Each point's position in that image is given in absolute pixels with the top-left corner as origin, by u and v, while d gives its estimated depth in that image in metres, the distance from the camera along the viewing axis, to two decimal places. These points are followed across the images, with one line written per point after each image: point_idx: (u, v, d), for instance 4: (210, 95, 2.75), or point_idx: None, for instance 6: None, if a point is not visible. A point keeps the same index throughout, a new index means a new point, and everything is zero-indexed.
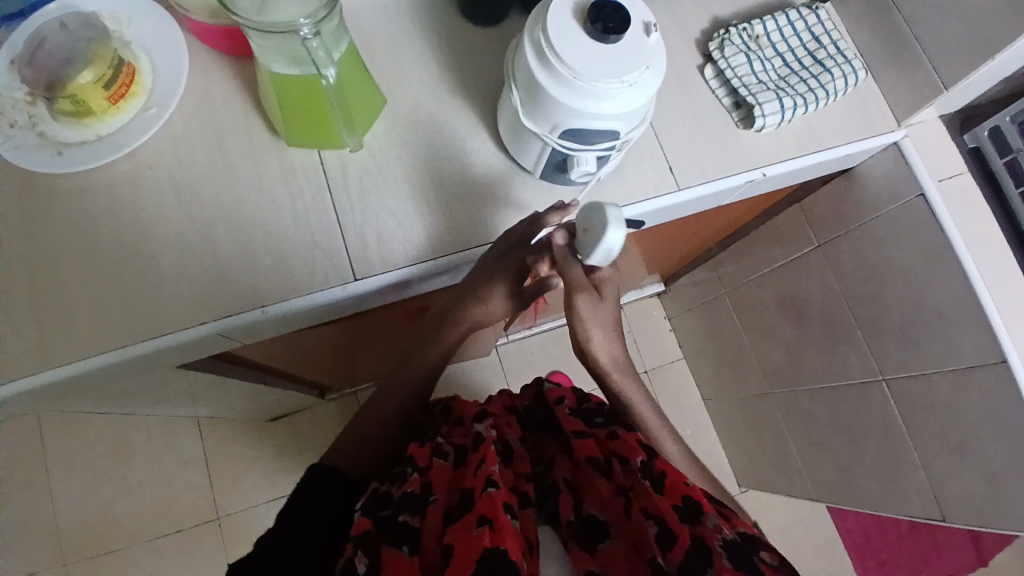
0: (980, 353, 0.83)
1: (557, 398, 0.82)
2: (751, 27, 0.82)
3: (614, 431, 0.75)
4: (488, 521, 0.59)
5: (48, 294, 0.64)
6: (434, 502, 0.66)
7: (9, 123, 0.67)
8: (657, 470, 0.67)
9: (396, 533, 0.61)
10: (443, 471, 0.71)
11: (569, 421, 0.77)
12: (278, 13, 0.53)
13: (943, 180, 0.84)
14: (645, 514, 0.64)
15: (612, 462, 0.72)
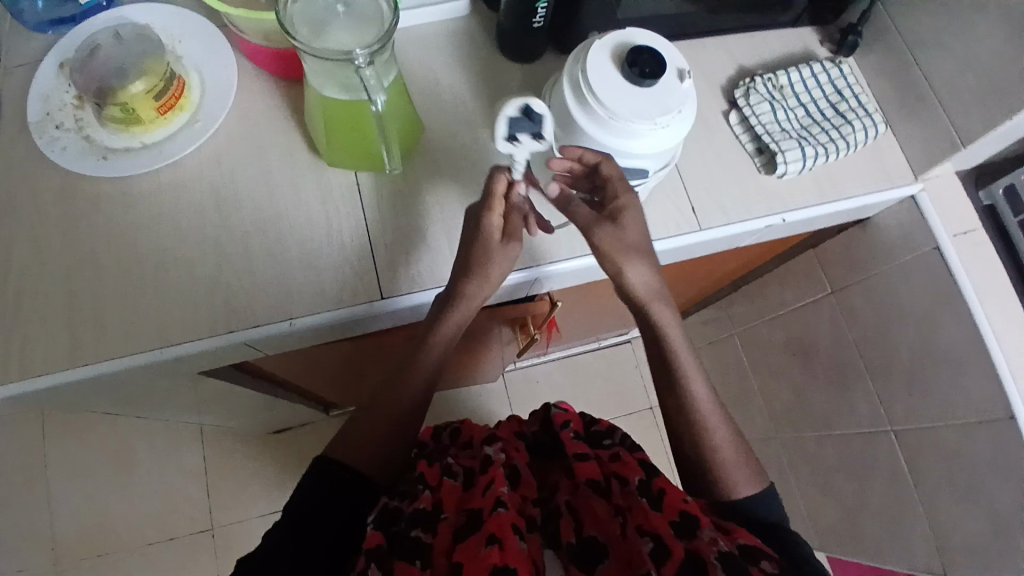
0: (989, 408, 0.83)
1: (563, 422, 0.84)
2: (775, 77, 0.85)
3: (615, 454, 0.77)
4: (496, 539, 0.61)
5: (81, 293, 0.66)
6: (443, 518, 0.68)
7: (57, 125, 0.69)
8: (655, 488, 0.67)
9: (406, 548, 0.63)
10: (452, 490, 0.72)
11: (573, 445, 0.79)
12: (335, 41, 0.56)
13: (956, 236, 0.86)
14: (640, 531, 0.64)
15: (612, 484, 0.73)
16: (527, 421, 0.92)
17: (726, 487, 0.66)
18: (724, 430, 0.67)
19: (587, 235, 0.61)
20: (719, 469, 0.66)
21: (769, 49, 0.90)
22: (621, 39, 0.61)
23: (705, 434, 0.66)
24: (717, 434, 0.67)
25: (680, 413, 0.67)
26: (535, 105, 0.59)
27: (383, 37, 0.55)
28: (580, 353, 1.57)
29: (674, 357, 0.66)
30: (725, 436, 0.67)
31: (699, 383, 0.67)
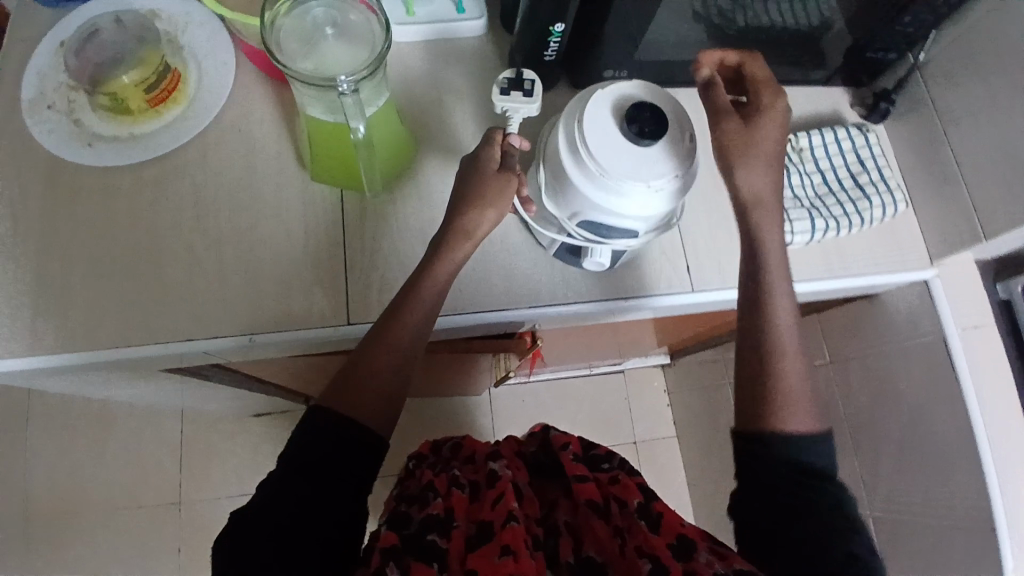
0: (974, 514, 0.78)
1: (562, 443, 0.81)
2: (795, 139, 0.82)
3: (615, 476, 0.75)
4: (511, 552, 0.61)
5: (45, 280, 0.65)
6: (457, 525, 0.67)
7: (47, 104, 0.69)
8: (653, 511, 0.67)
9: (420, 550, 0.62)
10: (462, 500, 0.71)
11: (573, 465, 0.77)
12: (321, 64, 0.53)
13: (963, 329, 0.80)
14: (638, 552, 0.63)
15: (611, 506, 0.71)
16: (526, 440, 0.91)
17: (784, 416, 0.60)
18: (794, 358, 0.62)
19: (716, 123, 0.65)
20: (782, 397, 0.61)
21: (796, 108, 0.87)
22: (624, 91, 0.57)
23: (775, 346, 0.62)
24: (786, 362, 0.62)
25: (754, 339, 0.63)
26: (526, 72, 0.66)
27: (370, 65, 0.52)
28: (569, 377, 1.54)
29: (758, 260, 0.64)
30: (792, 367, 0.62)
31: (780, 287, 0.64)
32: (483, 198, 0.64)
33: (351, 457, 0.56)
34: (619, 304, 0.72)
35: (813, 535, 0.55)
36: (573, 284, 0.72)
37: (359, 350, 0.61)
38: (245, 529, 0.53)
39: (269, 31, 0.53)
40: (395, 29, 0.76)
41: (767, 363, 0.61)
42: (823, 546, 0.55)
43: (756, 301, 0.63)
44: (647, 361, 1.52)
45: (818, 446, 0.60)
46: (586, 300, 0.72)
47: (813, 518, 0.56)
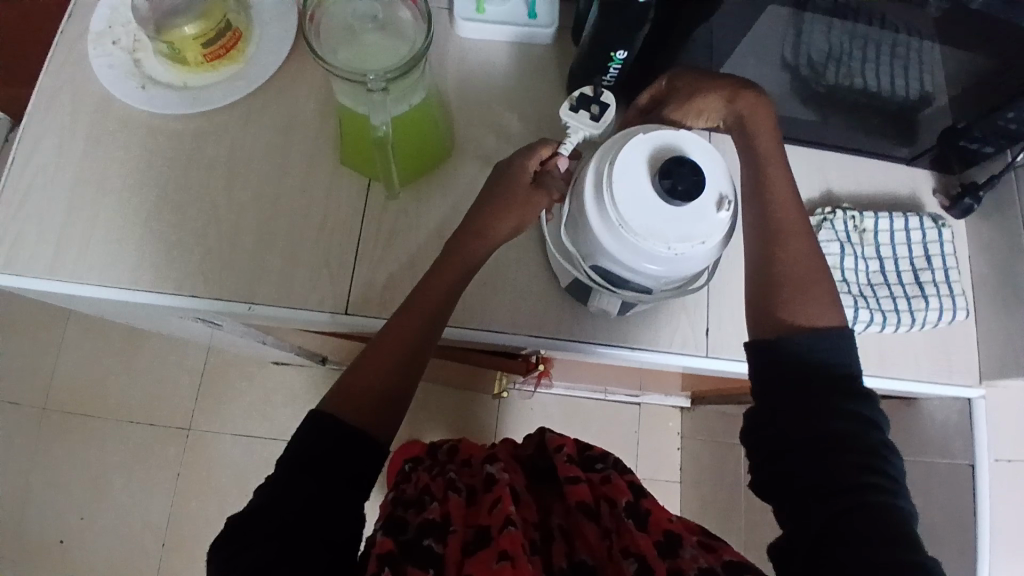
0: None
1: (557, 444, 0.80)
2: (861, 217, 0.75)
3: (607, 476, 0.73)
4: (508, 558, 0.56)
5: (76, 209, 0.67)
6: (455, 529, 0.63)
7: (113, 40, 0.71)
8: (642, 509, 0.65)
9: (419, 556, 0.58)
10: (459, 504, 0.68)
11: (565, 466, 0.75)
12: (358, 56, 0.53)
13: (997, 460, 0.75)
14: (624, 553, 0.60)
15: (602, 506, 0.69)
16: (524, 442, 0.89)
17: (806, 313, 0.58)
18: (803, 237, 0.61)
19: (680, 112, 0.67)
20: (793, 288, 0.59)
21: (871, 182, 0.80)
22: (667, 140, 0.53)
23: (785, 247, 0.60)
24: (794, 246, 0.60)
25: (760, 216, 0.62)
26: (606, 94, 0.59)
27: (403, 65, 0.52)
28: (582, 397, 1.49)
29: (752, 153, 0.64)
30: (802, 248, 0.60)
31: (782, 189, 0.62)
32: (507, 204, 0.61)
33: (365, 455, 0.53)
34: (623, 353, 0.69)
35: (857, 510, 0.50)
36: (581, 321, 0.69)
37: (365, 351, 0.59)
38: (244, 531, 0.49)
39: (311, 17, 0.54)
40: (462, 24, 0.74)
41: (778, 269, 0.60)
42: (870, 520, 0.49)
43: (764, 213, 0.62)
44: (666, 399, 1.46)
45: (838, 339, 0.56)
46: (592, 340, 0.69)
47: (854, 490, 0.50)
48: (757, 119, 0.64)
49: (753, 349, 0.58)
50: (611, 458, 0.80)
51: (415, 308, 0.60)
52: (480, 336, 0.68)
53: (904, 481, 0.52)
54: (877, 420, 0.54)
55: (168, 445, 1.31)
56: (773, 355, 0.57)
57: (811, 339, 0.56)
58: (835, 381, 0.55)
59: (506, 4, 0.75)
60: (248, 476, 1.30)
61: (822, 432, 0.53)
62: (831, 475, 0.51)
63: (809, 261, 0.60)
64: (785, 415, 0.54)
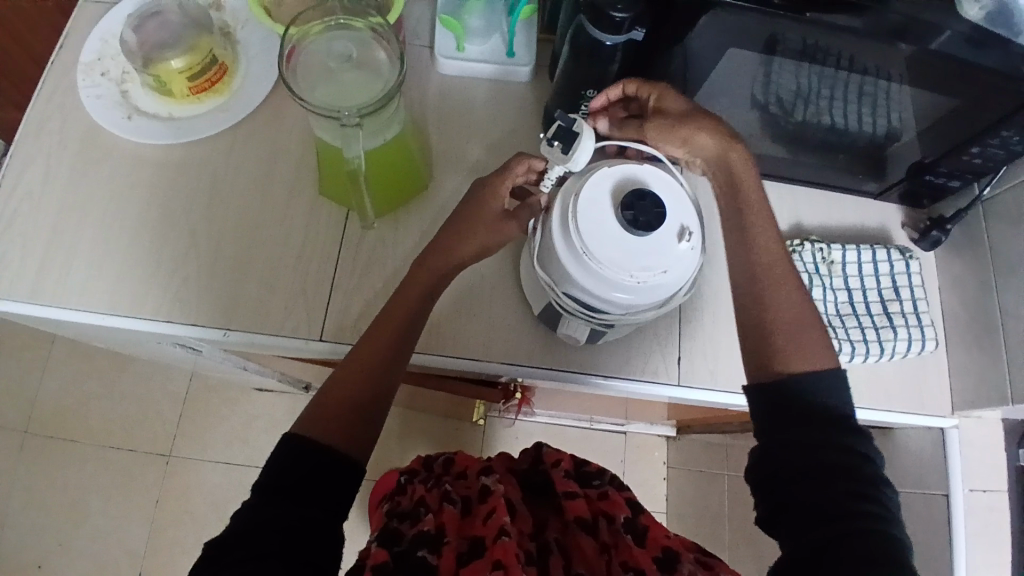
0: None
1: (554, 460, 0.81)
2: (828, 249, 0.76)
3: (604, 492, 0.75)
4: (501, 567, 0.57)
5: (58, 235, 0.68)
6: (449, 541, 0.63)
7: (102, 72, 0.73)
8: (640, 526, 0.68)
9: (410, 566, 0.59)
10: (454, 516, 0.67)
11: (562, 482, 0.76)
12: (333, 95, 0.55)
13: (971, 490, 0.74)
14: (623, 566, 0.63)
15: (600, 522, 0.70)
16: (519, 456, 0.87)
17: (799, 358, 0.57)
18: (790, 283, 0.60)
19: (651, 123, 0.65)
20: (787, 335, 0.58)
21: (841, 216, 0.82)
22: (629, 173, 0.56)
23: (772, 293, 0.60)
24: (784, 289, 0.60)
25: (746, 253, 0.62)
26: (580, 122, 0.56)
27: (376, 102, 0.54)
28: (568, 425, 1.48)
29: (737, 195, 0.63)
30: (792, 293, 0.60)
31: (768, 235, 0.62)
32: (478, 234, 0.62)
33: (344, 483, 0.54)
34: (596, 381, 0.70)
35: (846, 534, 0.51)
36: (556, 350, 0.70)
37: (338, 369, 0.60)
38: (221, 555, 0.48)
39: (286, 50, 0.56)
40: (443, 61, 0.76)
41: (766, 313, 0.59)
42: (857, 545, 0.50)
43: (750, 258, 0.61)
44: (651, 428, 1.45)
45: (834, 381, 0.56)
46: (566, 369, 0.70)
47: (848, 515, 0.52)
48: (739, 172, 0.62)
49: (752, 393, 0.58)
50: (608, 474, 0.80)
51: (384, 343, 0.60)
52: (453, 363, 0.69)
53: (897, 511, 0.53)
54: (870, 451, 0.55)
55: (149, 470, 1.30)
56: (775, 396, 0.57)
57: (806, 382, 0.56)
58: (829, 416, 0.55)
59: (486, 44, 0.77)
60: (228, 504, 1.29)
61: (825, 463, 0.54)
62: (819, 501, 0.53)
63: (797, 305, 0.59)
64: (784, 445, 0.55)
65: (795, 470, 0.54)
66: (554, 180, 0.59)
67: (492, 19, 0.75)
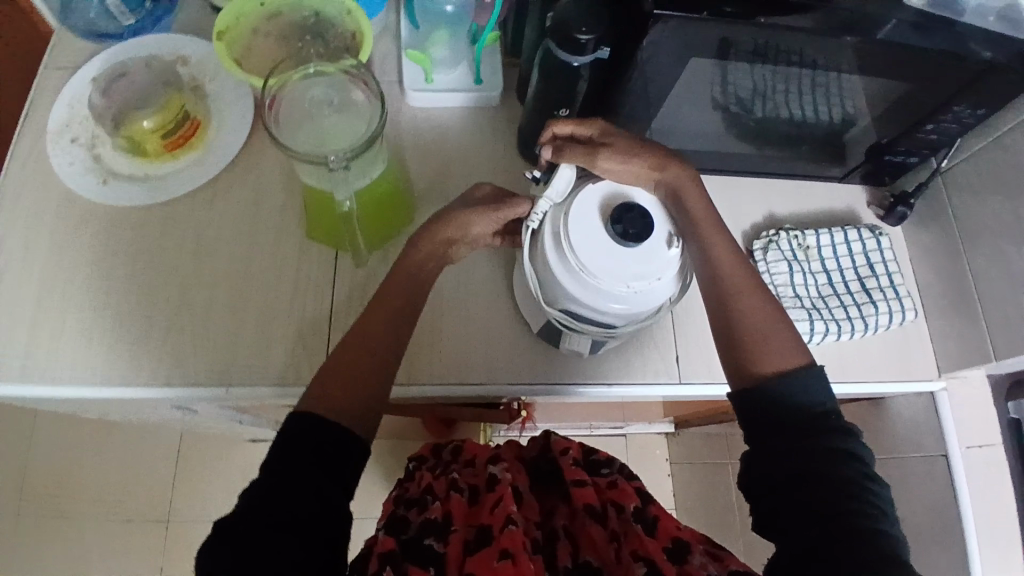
0: None
1: (562, 448, 0.79)
2: (803, 235, 0.79)
3: (613, 481, 0.73)
4: (509, 556, 0.55)
5: (46, 310, 0.67)
6: (455, 529, 0.62)
7: (71, 139, 0.72)
8: (649, 515, 0.66)
9: (419, 556, 0.59)
10: (461, 504, 0.67)
11: (572, 469, 0.74)
12: (319, 142, 0.55)
13: (969, 447, 0.77)
14: (633, 556, 0.61)
15: (608, 510, 0.69)
16: (528, 445, 0.85)
17: (774, 361, 0.60)
18: (754, 290, 0.63)
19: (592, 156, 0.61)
20: (760, 340, 0.61)
21: (811, 202, 0.85)
22: (614, 189, 0.58)
23: (737, 302, 0.63)
24: (748, 300, 0.63)
25: (707, 265, 0.63)
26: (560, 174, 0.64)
27: (361, 145, 0.54)
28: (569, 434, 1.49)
29: (687, 216, 0.64)
30: (754, 298, 0.63)
31: (722, 244, 0.64)
32: None
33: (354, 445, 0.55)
34: (600, 389, 0.72)
35: (833, 541, 0.51)
36: (559, 366, 0.71)
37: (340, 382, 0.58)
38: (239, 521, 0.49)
39: (267, 110, 0.56)
40: (412, 94, 0.78)
41: (736, 323, 0.62)
42: (853, 548, 0.50)
43: (714, 271, 0.63)
44: (652, 426, 1.47)
45: (807, 382, 0.58)
46: (568, 381, 0.71)
47: (835, 515, 0.52)
48: (688, 195, 0.64)
49: (736, 404, 0.60)
50: (616, 465, 0.79)
51: (357, 384, 0.58)
52: (456, 389, 0.70)
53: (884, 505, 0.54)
54: (854, 450, 0.56)
55: (150, 536, 1.27)
56: (756, 407, 0.59)
57: (779, 390, 0.58)
58: (812, 420, 0.57)
59: (453, 72, 0.79)
60: None
61: (805, 469, 0.55)
62: (807, 504, 0.54)
63: (762, 311, 0.63)
64: (771, 453, 0.57)
65: (779, 478, 0.55)
66: (540, 219, 0.60)
67: (458, 49, 0.78)
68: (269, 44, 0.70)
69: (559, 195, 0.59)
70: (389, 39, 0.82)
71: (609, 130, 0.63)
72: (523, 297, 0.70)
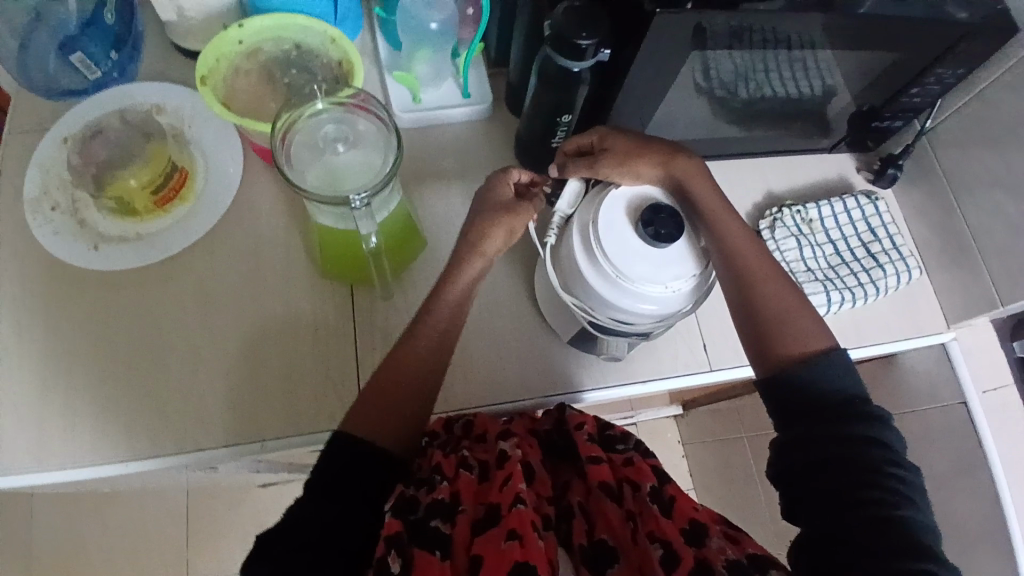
0: None
1: (578, 423, 0.64)
2: (805, 210, 0.81)
3: (629, 458, 0.62)
4: (518, 537, 0.47)
5: (53, 388, 0.64)
6: (463, 509, 0.53)
7: (52, 206, 0.69)
8: (667, 496, 0.58)
9: (425, 537, 0.50)
10: (468, 482, 0.55)
11: (587, 444, 0.61)
12: (338, 182, 0.53)
13: (985, 392, 0.79)
14: (649, 538, 0.53)
15: (623, 490, 0.59)
16: (539, 417, 0.68)
17: (806, 344, 0.59)
18: (772, 274, 0.62)
19: (593, 164, 0.62)
20: (787, 323, 0.60)
21: (803, 175, 0.87)
22: (639, 194, 0.58)
23: (759, 287, 0.61)
24: (770, 284, 0.62)
25: (724, 252, 0.61)
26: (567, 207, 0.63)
27: (382, 181, 0.52)
28: None
29: (697, 208, 0.63)
30: (774, 282, 0.62)
31: (735, 228, 0.62)
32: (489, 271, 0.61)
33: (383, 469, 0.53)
34: (637, 388, 0.72)
35: (863, 524, 0.50)
36: (594, 371, 0.71)
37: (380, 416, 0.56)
38: (271, 548, 0.47)
39: (281, 157, 0.54)
40: (401, 115, 0.76)
41: (762, 310, 0.61)
42: (880, 533, 0.49)
43: (730, 255, 0.61)
44: (660, 412, 1.48)
45: (827, 365, 0.57)
46: (605, 384, 0.71)
47: (855, 503, 0.51)
48: (694, 183, 0.63)
49: (765, 387, 0.59)
50: (636, 441, 0.65)
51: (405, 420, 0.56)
52: (495, 410, 0.69)
53: (913, 488, 0.52)
54: (882, 435, 0.54)
55: None
56: (781, 391, 0.58)
57: (807, 368, 0.57)
58: (834, 407, 0.55)
59: (440, 88, 0.78)
60: None
61: (824, 458, 0.53)
62: (836, 492, 0.52)
63: (784, 294, 0.61)
64: (794, 441, 0.55)
65: (797, 469, 0.55)
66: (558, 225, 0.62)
67: (441, 65, 0.77)
68: (251, 82, 0.68)
69: (567, 207, 0.62)
70: (369, 61, 0.80)
71: (613, 133, 0.64)
72: (550, 308, 0.69)
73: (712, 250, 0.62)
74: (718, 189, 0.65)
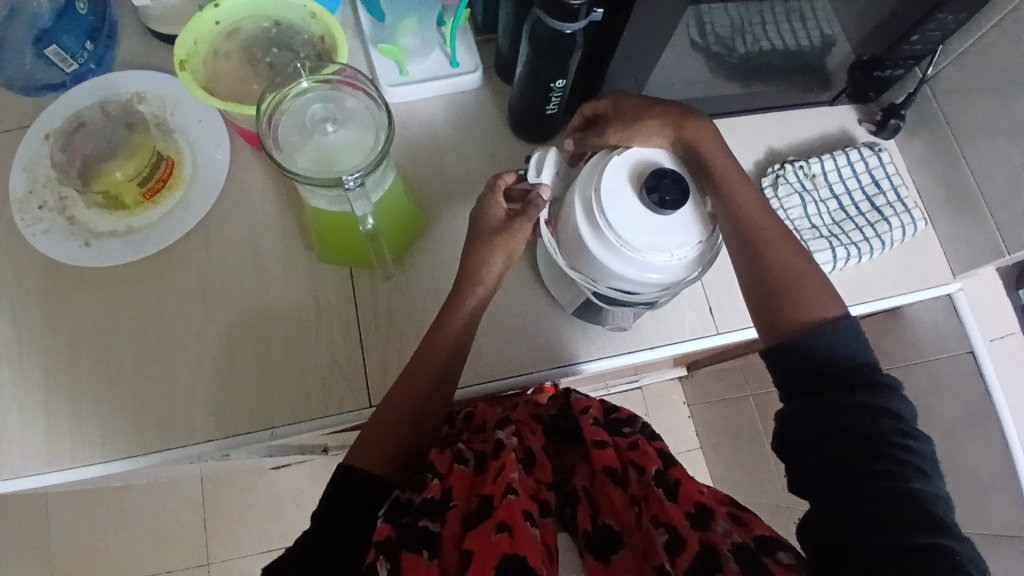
0: (1008, 522, 0.77)
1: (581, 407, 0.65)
2: (807, 164, 0.80)
3: (635, 441, 0.62)
4: (507, 529, 0.47)
5: (58, 387, 0.63)
6: (455, 504, 0.53)
7: (39, 204, 0.67)
8: (673, 479, 0.56)
9: (417, 537, 0.49)
10: (463, 475, 0.56)
11: (591, 428, 0.62)
12: (330, 162, 0.52)
13: (991, 340, 0.80)
14: (653, 522, 0.54)
15: (629, 473, 0.59)
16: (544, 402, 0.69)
17: (816, 309, 0.58)
18: (782, 238, 0.61)
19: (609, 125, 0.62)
20: (797, 288, 0.59)
21: (804, 130, 0.85)
22: (640, 161, 0.56)
23: (768, 252, 0.60)
24: (780, 249, 0.61)
25: (734, 216, 0.60)
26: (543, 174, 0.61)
27: (375, 159, 0.51)
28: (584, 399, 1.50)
29: (710, 172, 0.61)
30: (784, 247, 0.61)
31: (746, 194, 0.61)
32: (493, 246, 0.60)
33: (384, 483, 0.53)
34: (645, 355, 0.71)
35: (871, 496, 0.50)
36: (601, 339, 0.71)
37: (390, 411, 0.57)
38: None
39: (270, 140, 0.52)
40: (390, 90, 0.74)
41: (771, 275, 0.60)
42: (887, 507, 0.49)
43: (741, 221, 0.60)
44: (665, 375, 1.49)
45: (832, 335, 0.56)
46: (613, 352, 0.71)
47: (867, 476, 0.51)
48: (706, 148, 0.62)
49: (771, 355, 0.58)
50: (641, 424, 0.65)
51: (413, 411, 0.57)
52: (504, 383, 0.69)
53: (923, 458, 0.52)
54: (891, 405, 0.53)
55: None
56: (786, 359, 0.57)
57: (815, 334, 0.56)
58: (840, 372, 0.55)
59: (427, 59, 0.75)
60: None
61: (831, 428, 0.53)
62: (843, 463, 0.52)
63: (796, 258, 0.60)
64: (799, 411, 0.55)
65: (806, 439, 0.54)
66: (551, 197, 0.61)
67: (428, 35, 0.74)
68: (232, 65, 0.65)
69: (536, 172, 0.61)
70: (353, 35, 0.77)
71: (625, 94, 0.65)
72: (554, 280, 0.69)
73: (721, 217, 0.61)
74: (731, 153, 0.63)
